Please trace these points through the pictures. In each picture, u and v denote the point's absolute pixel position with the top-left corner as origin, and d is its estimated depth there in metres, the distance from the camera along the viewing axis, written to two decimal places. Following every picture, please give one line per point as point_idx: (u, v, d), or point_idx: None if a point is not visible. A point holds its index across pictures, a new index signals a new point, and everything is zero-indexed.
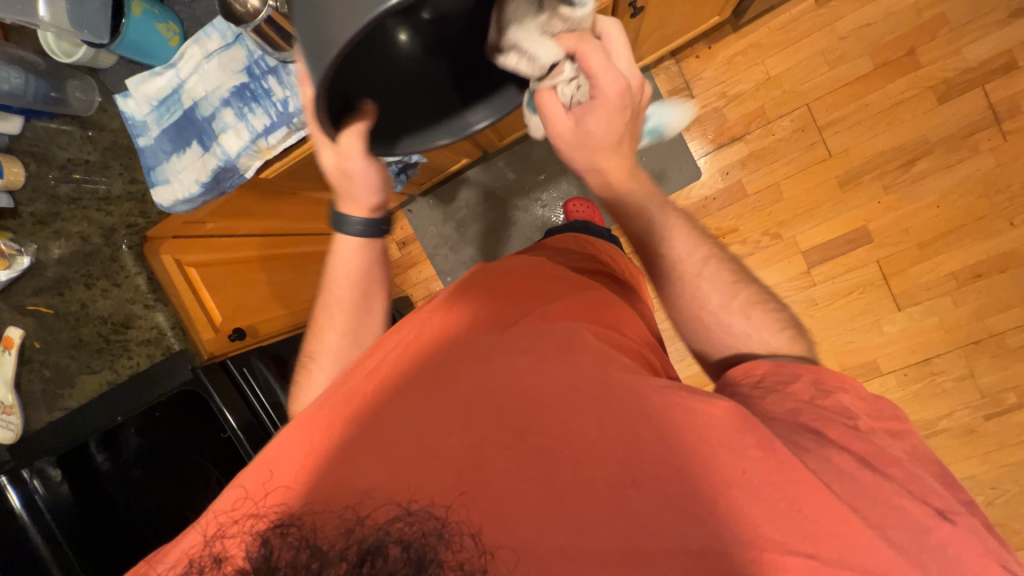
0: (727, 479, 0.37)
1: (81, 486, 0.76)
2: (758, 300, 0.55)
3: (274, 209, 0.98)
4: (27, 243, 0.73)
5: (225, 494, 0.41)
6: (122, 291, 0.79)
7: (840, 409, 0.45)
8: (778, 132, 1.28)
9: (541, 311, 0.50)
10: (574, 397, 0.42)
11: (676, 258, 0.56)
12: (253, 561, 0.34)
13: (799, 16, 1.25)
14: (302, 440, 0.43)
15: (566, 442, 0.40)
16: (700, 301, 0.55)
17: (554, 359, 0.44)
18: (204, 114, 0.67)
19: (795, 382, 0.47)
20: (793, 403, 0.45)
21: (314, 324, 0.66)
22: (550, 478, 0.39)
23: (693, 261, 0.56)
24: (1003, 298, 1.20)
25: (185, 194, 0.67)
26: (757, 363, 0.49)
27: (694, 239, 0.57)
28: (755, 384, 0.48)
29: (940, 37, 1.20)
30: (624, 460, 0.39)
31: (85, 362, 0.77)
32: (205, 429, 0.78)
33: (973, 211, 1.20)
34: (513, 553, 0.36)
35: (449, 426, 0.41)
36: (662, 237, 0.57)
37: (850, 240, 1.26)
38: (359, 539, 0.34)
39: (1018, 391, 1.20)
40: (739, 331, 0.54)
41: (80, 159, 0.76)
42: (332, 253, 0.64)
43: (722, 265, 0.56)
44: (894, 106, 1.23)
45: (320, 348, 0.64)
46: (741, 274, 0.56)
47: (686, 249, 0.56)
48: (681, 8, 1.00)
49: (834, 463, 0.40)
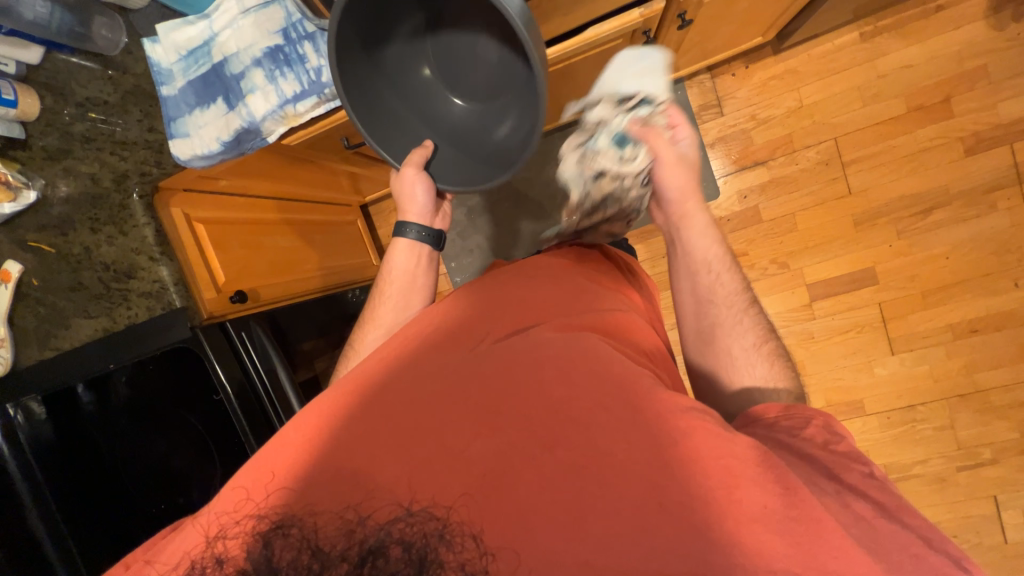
0: (749, 512, 0.35)
1: (63, 427, 0.76)
2: (777, 353, 0.57)
3: (287, 173, 0.97)
4: (35, 177, 0.72)
5: (226, 493, 0.40)
6: (128, 239, 0.75)
7: (855, 452, 0.42)
8: (802, 162, 1.27)
9: (555, 323, 0.50)
10: (600, 412, 0.40)
11: (722, 293, 0.59)
12: (256, 560, 0.36)
13: (841, 48, 1.24)
14: (299, 436, 0.43)
15: (597, 460, 0.38)
16: (726, 336, 0.58)
17: (580, 369, 0.43)
18: (233, 71, 0.65)
19: (809, 426, 0.44)
20: (807, 449, 0.42)
21: (361, 317, 0.73)
22: (572, 490, 0.37)
23: (738, 302, 0.59)
24: (994, 356, 1.21)
25: (204, 150, 0.66)
26: (770, 406, 0.47)
27: (743, 286, 0.60)
28: (770, 426, 0.46)
29: (977, 89, 1.19)
30: (649, 481, 0.37)
31: (83, 306, 0.75)
32: (197, 388, 0.77)
33: (980, 266, 1.21)
34: (514, 554, 0.36)
35: (470, 428, 0.41)
36: (711, 270, 0.59)
37: (856, 278, 1.26)
38: (360, 537, 0.36)
39: (995, 447, 1.22)
40: (750, 372, 0.55)
41: (99, 99, 0.74)
42: (389, 254, 0.74)
43: (761, 317, 0.59)
44: (920, 151, 1.22)
45: (362, 341, 0.70)
46: (772, 328, 0.59)
47: (733, 293, 0.59)
48: (726, 26, 0.99)
49: (851, 508, 0.38)
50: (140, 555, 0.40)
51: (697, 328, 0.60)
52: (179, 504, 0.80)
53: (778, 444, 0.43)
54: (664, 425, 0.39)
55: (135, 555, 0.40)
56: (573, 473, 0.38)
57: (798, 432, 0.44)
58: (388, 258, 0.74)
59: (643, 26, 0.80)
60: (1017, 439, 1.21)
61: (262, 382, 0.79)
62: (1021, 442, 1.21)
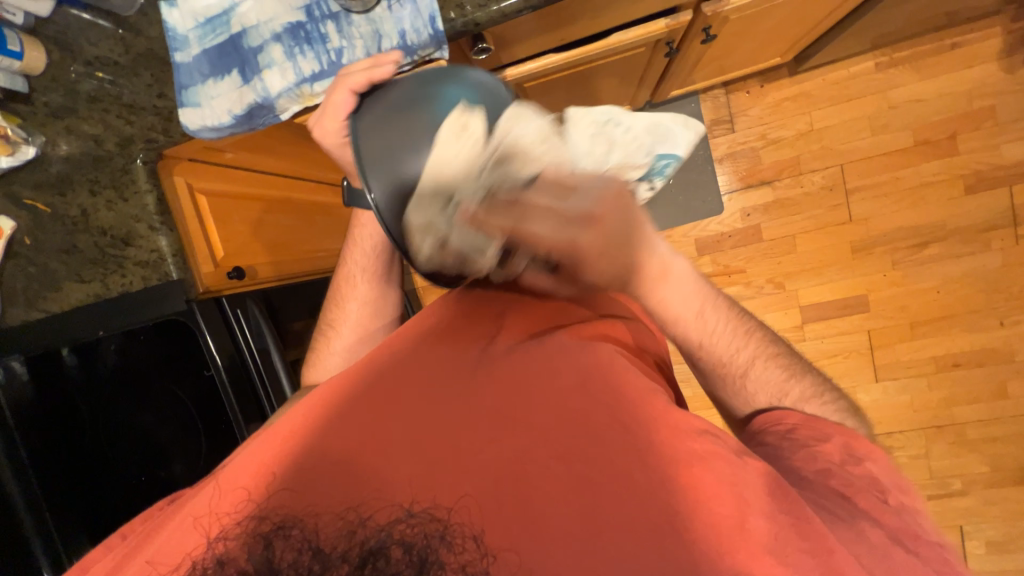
0: (762, 543, 0.34)
1: (47, 387, 0.76)
2: (811, 397, 0.49)
3: (289, 150, 0.96)
4: (36, 133, 0.70)
5: (230, 494, 0.40)
6: (128, 206, 0.73)
7: (871, 478, 0.41)
8: (807, 185, 1.28)
9: (574, 329, 0.49)
10: (615, 430, 0.40)
11: (721, 357, 0.51)
12: (255, 561, 0.34)
13: (856, 75, 1.25)
14: (296, 423, 0.43)
15: (606, 473, 0.38)
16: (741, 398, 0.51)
17: (596, 382, 0.43)
18: (251, 44, 0.63)
19: (828, 441, 0.44)
20: (824, 464, 0.42)
21: (337, 294, 0.71)
22: (580, 503, 0.37)
23: (739, 364, 0.51)
24: (972, 392, 1.25)
25: (214, 122, 0.65)
26: (790, 414, 0.47)
27: (739, 331, 0.51)
28: (784, 434, 0.46)
29: (983, 129, 1.21)
30: (662, 496, 0.37)
31: (76, 270, 0.73)
32: (189, 365, 0.76)
33: (969, 303, 1.24)
34: (514, 556, 0.36)
35: (478, 431, 0.41)
36: (696, 343, 0.51)
37: (848, 304, 1.28)
38: (360, 541, 0.35)
39: (965, 479, 1.25)
40: None
41: (109, 59, 0.71)
42: (357, 226, 0.69)
43: (771, 355, 0.51)
44: (922, 186, 1.24)
45: (342, 319, 0.70)
46: (792, 358, 0.52)
47: (733, 345, 0.51)
48: (749, 43, 0.99)
49: (860, 533, 0.37)
50: (139, 528, 0.44)
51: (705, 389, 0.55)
52: (160, 478, 0.78)
53: (781, 464, 0.43)
54: (672, 443, 0.39)
55: (133, 527, 0.44)
56: (581, 484, 0.38)
57: (813, 450, 0.44)
58: (352, 227, 0.70)
59: (667, 37, 0.82)
60: (988, 473, 1.24)
61: (253, 359, 0.77)
62: (991, 476, 1.24)
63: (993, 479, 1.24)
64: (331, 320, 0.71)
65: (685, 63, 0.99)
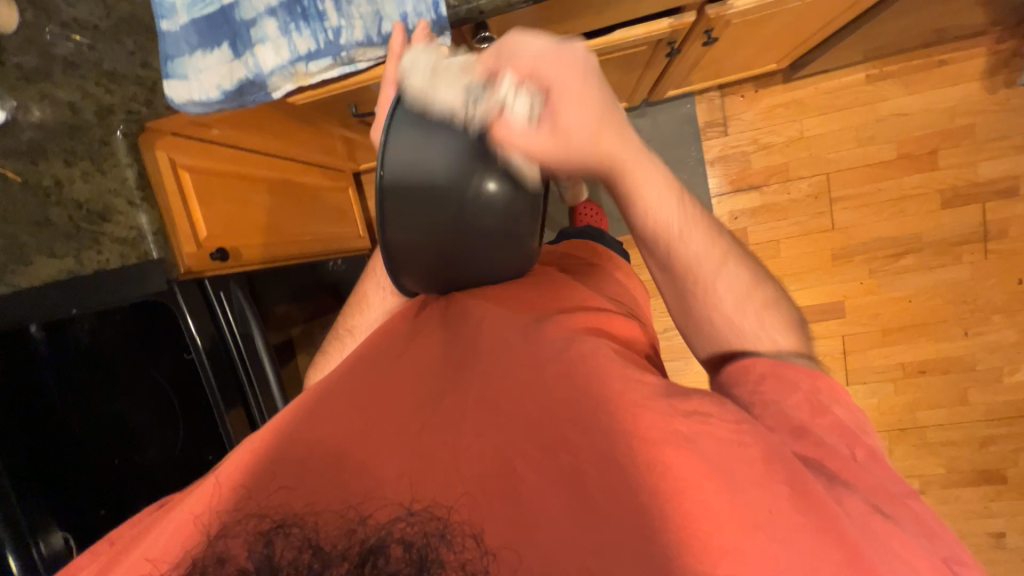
0: (748, 520, 0.34)
1: (16, 366, 0.72)
2: (773, 300, 0.50)
3: (281, 129, 0.93)
4: (7, 98, 0.66)
5: (225, 493, 0.38)
6: (106, 179, 0.69)
7: (839, 427, 0.40)
8: (793, 192, 1.31)
9: (569, 317, 0.50)
10: (607, 415, 0.39)
11: (696, 255, 0.50)
12: (256, 561, 0.34)
13: (846, 86, 1.27)
14: (291, 416, 0.42)
15: (597, 463, 0.37)
16: (716, 300, 0.50)
17: (584, 366, 0.42)
18: (243, 17, 0.60)
19: (796, 391, 0.42)
20: (797, 422, 0.40)
21: (362, 302, 0.70)
22: (575, 495, 0.37)
23: (712, 256, 0.51)
24: (935, 397, 1.31)
25: (202, 96, 0.63)
26: (757, 363, 0.45)
27: (711, 233, 0.52)
28: (754, 388, 0.43)
29: (963, 146, 1.25)
30: (654, 482, 0.36)
31: (48, 244, 0.69)
32: (170, 346, 0.74)
33: (938, 313, 1.29)
34: (514, 554, 0.35)
35: (472, 426, 0.40)
36: (671, 236, 0.50)
37: (826, 310, 1.32)
38: (360, 539, 0.35)
39: (923, 480, 1.32)
40: (750, 329, 0.49)
41: (88, 23, 0.68)
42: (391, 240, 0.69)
43: (742, 261, 0.52)
44: (902, 198, 1.28)
45: (354, 323, 0.69)
46: (757, 272, 0.53)
47: (706, 243, 0.51)
48: (746, 48, 1.00)
49: None
50: (127, 533, 0.41)
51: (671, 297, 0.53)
52: (136, 462, 0.78)
53: None
54: (657, 424, 0.38)
55: (121, 532, 0.41)
56: (572, 476, 0.37)
57: (783, 407, 0.41)
58: None
59: (669, 37, 0.82)
60: (943, 474, 1.31)
61: (235, 343, 0.75)
62: (947, 477, 1.31)
63: (949, 480, 1.31)
64: (348, 326, 0.70)
65: (683, 64, 1.00)
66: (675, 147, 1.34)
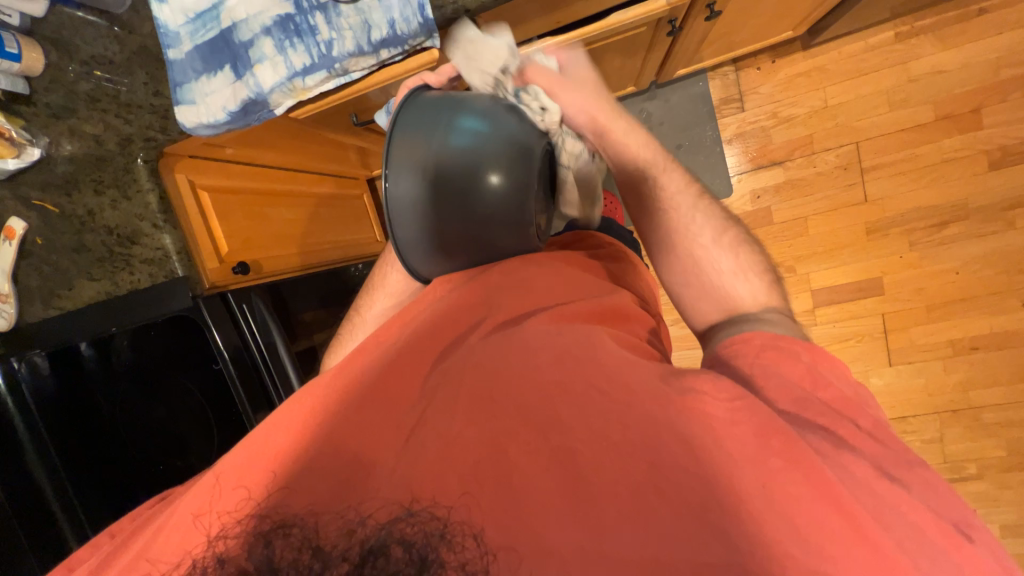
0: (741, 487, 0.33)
1: (68, 383, 0.76)
2: (741, 242, 0.58)
3: (295, 144, 0.98)
4: (39, 134, 0.70)
5: (227, 492, 0.38)
6: (132, 205, 0.77)
7: (841, 400, 0.39)
8: (819, 165, 1.24)
9: (544, 313, 0.50)
10: (595, 397, 0.39)
11: (671, 194, 0.61)
12: (255, 561, 0.33)
13: (874, 47, 1.19)
14: (291, 418, 0.43)
15: (590, 443, 0.37)
16: (692, 236, 0.58)
17: (572, 351, 0.43)
18: (242, 38, 0.62)
19: (796, 363, 0.42)
20: (799, 393, 0.40)
21: (370, 283, 0.73)
22: (573, 478, 0.36)
23: (687, 198, 0.61)
24: (991, 375, 1.21)
25: (211, 119, 0.65)
26: (756, 334, 0.46)
27: (685, 181, 0.63)
28: (754, 358, 0.44)
29: (1011, 100, 1.15)
30: (648, 460, 0.36)
31: (86, 268, 0.76)
32: (200, 354, 0.78)
33: (990, 284, 1.19)
34: (514, 555, 0.33)
35: (463, 416, 0.40)
36: (653, 178, 0.62)
37: (861, 288, 1.24)
38: (360, 540, 0.33)
39: (980, 463, 1.22)
40: (725, 269, 0.56)
41: (105, 58, 0.72)
42: None
43: (714, 209, 0.61)
44: (943, 162, 1.19)
45: (368, 308, 0.70)
46: (729, 219, 0.60)
47: (679, 186, 0.62)
48: (756, 18, 0.95)
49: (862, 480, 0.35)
50: (127, 526, 0.44)
51: (657, 238, 0.61)
52: (177, 468, 0.82)
53: None
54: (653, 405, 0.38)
55: (121, 526, 0.44)
56: (561, 457, 0.37)
57: (782, 375, 0.41)
58: None
59: (669, 15, 0.79)
60: (1004, 456, 1.21)
61: (257, 350, 0.79)
62: (1008, 459, 1.21)
63: (1009, 462, 1.21)
64: (359, 307, 0.72)
65: (689, 42, 0.96)
66: (689, 128, 1.29)
